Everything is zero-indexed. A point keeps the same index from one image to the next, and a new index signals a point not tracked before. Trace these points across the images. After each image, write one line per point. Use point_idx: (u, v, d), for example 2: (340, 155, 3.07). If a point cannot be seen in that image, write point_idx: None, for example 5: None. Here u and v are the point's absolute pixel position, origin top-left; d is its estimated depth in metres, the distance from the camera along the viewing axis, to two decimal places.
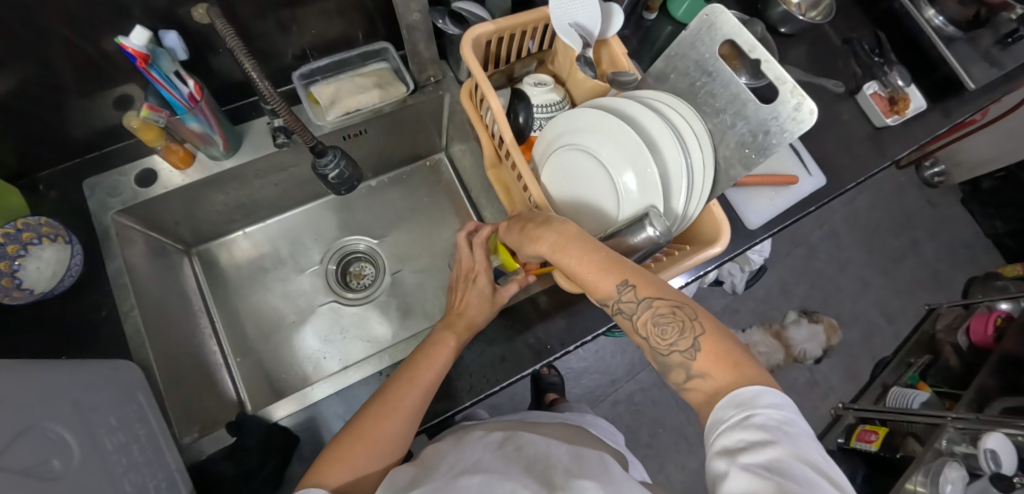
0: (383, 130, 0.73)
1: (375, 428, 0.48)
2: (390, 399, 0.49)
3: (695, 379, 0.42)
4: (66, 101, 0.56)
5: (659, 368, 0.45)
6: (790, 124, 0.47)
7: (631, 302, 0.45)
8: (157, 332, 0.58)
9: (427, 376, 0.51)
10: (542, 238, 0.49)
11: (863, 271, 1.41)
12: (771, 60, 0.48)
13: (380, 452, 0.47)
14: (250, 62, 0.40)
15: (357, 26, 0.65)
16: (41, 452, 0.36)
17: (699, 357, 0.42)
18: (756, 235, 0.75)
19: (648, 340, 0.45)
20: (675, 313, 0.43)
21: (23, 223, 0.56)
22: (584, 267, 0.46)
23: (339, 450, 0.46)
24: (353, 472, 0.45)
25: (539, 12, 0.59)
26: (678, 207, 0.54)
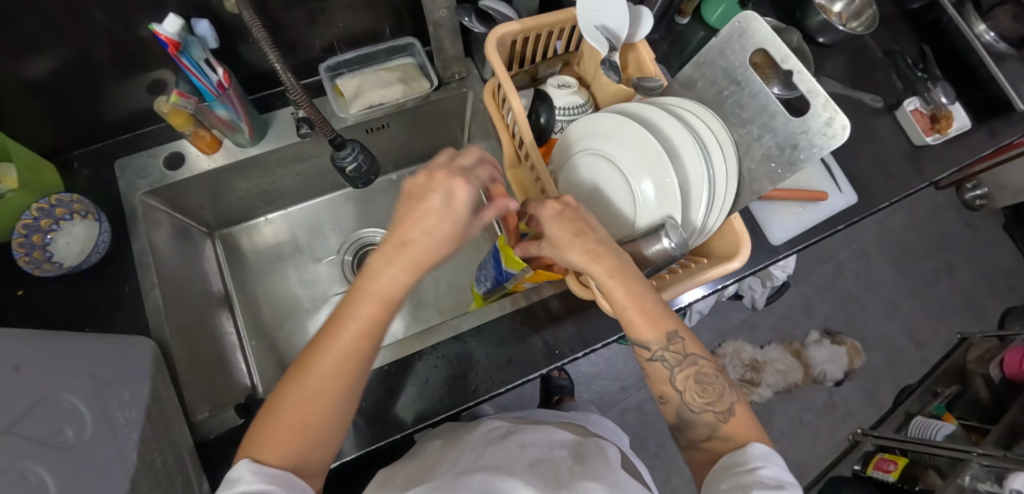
0: (406, 126, 0.73)
1: (308, 410, 0.39)
2: (314, 371, 0.39)
3: (715, 439, 0.45)
4: (101, 83, 0.58)
5: (681, 421, 0.48)
6: (821, 139, 0.45)
7: (677, 355, 0.47)
8: (177, 311, 0.60)
9: (361, 334, 0.40)
10: (602, 257, 0.45)
11: (892, 294, 1.35)
12: (805, 72, 0.46)
13: (324, 433, 0.40)
14: (274, 53, 0.41)
15: (385, 22, 0.66)
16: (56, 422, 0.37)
17: (730, 420, 0.45)
18: (779, 251, 0.73)
19: (680, 394, 0.48)
20: (712, 377, 0.47)
21: (56, 199, 0.58)
22: (633, 303, 0.46)
23: (274, 435, 0.39)
24: (297, 458, 0.39)
25: (566, 13, 0.58)
26: (697, 218, 0.52)
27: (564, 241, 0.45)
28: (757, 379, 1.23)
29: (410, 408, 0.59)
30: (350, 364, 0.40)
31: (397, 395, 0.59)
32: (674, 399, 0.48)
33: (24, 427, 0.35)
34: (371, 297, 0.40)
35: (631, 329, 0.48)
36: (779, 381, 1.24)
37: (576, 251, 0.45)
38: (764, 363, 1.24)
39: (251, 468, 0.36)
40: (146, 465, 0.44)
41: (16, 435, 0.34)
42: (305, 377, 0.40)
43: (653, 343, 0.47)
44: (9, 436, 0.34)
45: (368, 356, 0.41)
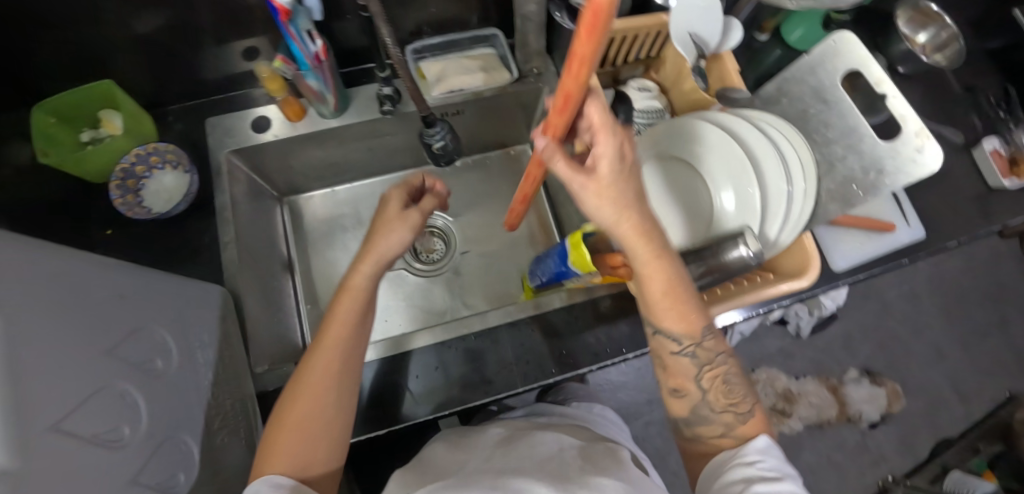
0: (478, 114, 0.75)
1: (302, 406, 0.44)
2: (310, 374, 0.45)
3: (727, 438, 0.45)
4: (205, 42, 0.61)
5: (693, 416, 0.47)
6: (908, 165, 0.46)
7: (707, 352, 0.46)
8: (247, 266, 0.63)
9: (337, 339, 0.46)
10: (651, 239, 0.40)
11: (940, 340, 1.30)
12: (899, 96, 0.47)
13: (319, 432, 0.44)
14: (386, 27, 0.43)
15: (472, 10, 0.68)
16: (147, 353, 0.40)
17: (748, 422, 0.45)
18: (840, 278, 0.71)
19: (702, 392, 0.46)
20: (731, 378, 0.46)
21: (153, 148, 0.61)
22: (666, 299, 0.44)
23: (276, 438, 0.43)
24: (297, 460, 0.42)
25: (656, 18, 0.59)
26: (772, 232, 0.52)
27: (612, 196, 0.36)
28: (789, 410, 1.21)
29: (458, 387, 0.59)
30: (334, 359, 0.45)
31: (445, 373, 0.60)
32: (695, 395, 0.47)
33: (125, 351, 0.38)
34: (348, 299, 0.47)
35: (655, 317, 0.46)
36: (812, 415, 1.22)
37: (628, 223, 0.38)
38: (797, 395, 1.22)
39: (267, 480, 0.39)
40: (217, 405, 0.48)
41: (117, 358, 0.37)
42: (300, 384, 0.45)
43: (685, 339, 0.45)
44: (113, 357, 0.36)
45: (355, 354, 0.47)
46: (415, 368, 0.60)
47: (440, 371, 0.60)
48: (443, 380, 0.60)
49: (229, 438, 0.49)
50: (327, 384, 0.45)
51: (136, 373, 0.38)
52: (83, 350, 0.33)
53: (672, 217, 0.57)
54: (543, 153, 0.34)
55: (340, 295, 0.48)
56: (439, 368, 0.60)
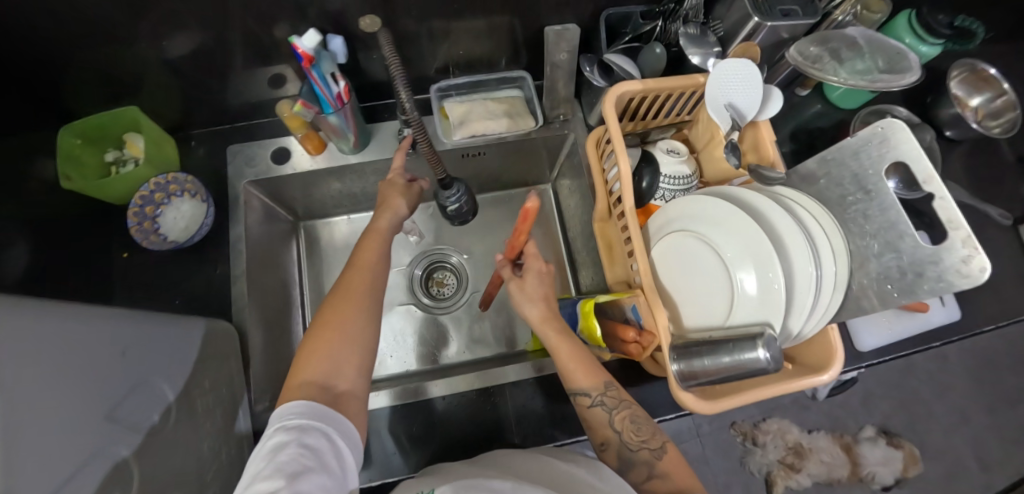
0: (500, 154, 0.74)
1: (334, 314, 0.46)
2: (340, 294, 0.47)
3: (654, 479, 0.50)
4: (231, 72, 0.61)
5: (621, 465, 0.52)
6: (954, 277, 0.41)
7: (613, 400, 0.52)
8: (259, 298, 0.63)
9: (372, 263, 0.51)
10: (550, 322, 0.54)
11: (964, 404, 1.24)
12: (947, 198, 0.41)
13: (353, 337, 0.45)
14: (406, 91, 0.43)
15: (501, 52, 0.66)
16: (146, 407, 0.39)
17: (664, 458, 0.50)
18: (864, 359, 0.67)
19: (619, 435, 0.52)
20: (639, 420, 0.52)
21: (173, 177, 0.62)
22: (572, 363, 0.52)
23: (308, 351, 0.44)
24: (329, 358, 0.43)
25: (691, 80, 0.56)
26: (794, 326, 0.49)
27: (530, 292, 0.56)
28: (797, 466, 1.17)
29: (456, 438, 0.61)
30: (364, 278, 0.49)
31: (450, 425, 0.62)
32: (613, 441, 0.52)
33: (124, 412, 0.37)
34: (369, 249, 0.53)
35: (567, 380, 0.53)
36: (822, 473, 1.18)
37: (534, 310, 0.55)
38: (809, 450, 1.18)
39: (301, 404, 0.39)
40: (213, 456, 0.46)
41: (115, 422, 0.35)
42: (340, 293, 0.48)
43: (592, 390, 0.52)
44: (111, 422, 0.35)
45: (377, 289, 0.50)
46: (416, 417, 0.62)
47: (439, 423, 0.62)
48: (443, 432, 0.61)
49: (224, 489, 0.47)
50: (356, 311, 0.46)
51: (135, 435, 0.37)
52: (77, 422, 0.32)
53: (693, 297, 0.54)
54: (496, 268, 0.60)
55: (364, 244, 0.53)
56: (439, 422, 0.62)
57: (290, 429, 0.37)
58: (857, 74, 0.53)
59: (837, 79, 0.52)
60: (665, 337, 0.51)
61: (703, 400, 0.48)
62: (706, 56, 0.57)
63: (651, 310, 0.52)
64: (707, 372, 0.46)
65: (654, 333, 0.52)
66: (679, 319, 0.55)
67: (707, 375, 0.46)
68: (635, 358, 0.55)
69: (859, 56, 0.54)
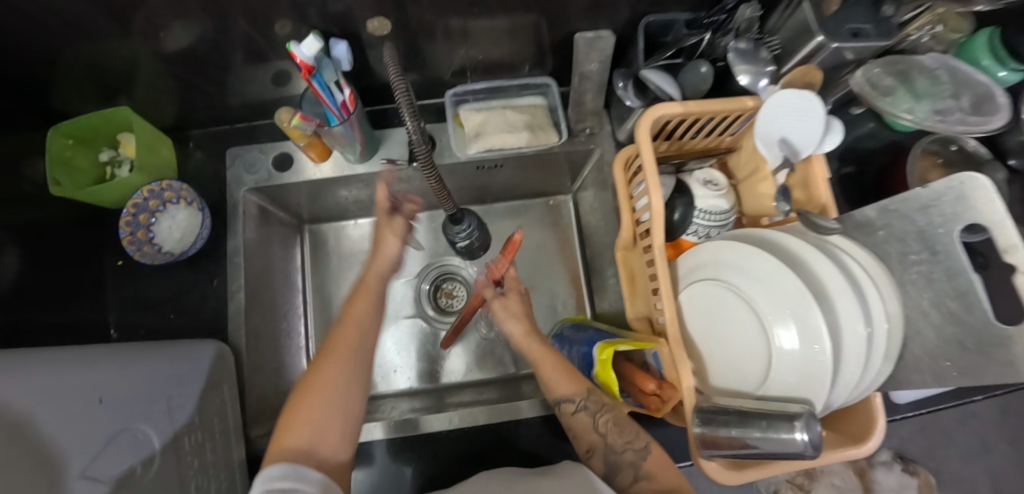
0: (517, 166, 0.69)
1: (318, 376, 0.43)
2: (328, 351, 0.45)
3: (641, 481, 0.44)
4: (228, 74, 0.56)
5: (608, 470, 0.47)
6: None
7: (594, 402, 0.49)
8: (256, 314, 0.61)
9: (361, 316, 0.48)
10: (530, 337, 0.55)
11: (988, 434, 1.14)
12: None
13: (335, 402, 0.42)
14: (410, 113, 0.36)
15: (524, 58, 0.60)
16: (125, 456, 0.37)
17: (650, 458, 0.45)
18: (899, 410, 0.63)
19: (603, 438, 0.48)
20: (620, 419, 0.48)
21: (167, 184, 0.59)
22: (552, 373, 0.51)
23: (290, 414, 0.42)
24: (309, 426, 0.41)
25: (739, 103, 0.49)
26: (835, 398, 0.44)
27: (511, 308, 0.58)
28: (807, 487, 1.06)
29: (457, 474, 0.59)
30: (356, 324, 0.47)
31: (452, 459, 0.59)
32: (599, 445, 0.48)
33: (100, 468, 0.35)
34: (362, 298, 0.49)
35: (547, 390, 0.51)
36: None
37: (513, 325, 0.56)
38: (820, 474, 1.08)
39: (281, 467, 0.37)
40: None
41: (91, 481, 0.33)
42: (323, 351, 0.45)
43: (574, 395, 0.49)
44: (86, 481, 0.33)
45: (369, 333, 0.47)
46: (415, 448, 0.60)
47: (440, 459, 0.59)
48: (446, 468, 0.59)
49: None
50: (342, 370, 0.44)
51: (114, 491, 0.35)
52: None
53: (721, 353, 0.49)
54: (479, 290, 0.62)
55: (353, 295, 0.50)
56: (444, 457, 0.59)
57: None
58: (935, 114, 0.46)
59: (911, 119, 0.46)
60: (688, 395, 0.46)
61: (728, 470, 0.45)
62: (757, 77, 0.49)
63: (674, 363, 0.47)
64: (733, 442, 0.42)
65: (675, 388, 0.48)
66: (704, 374, 0.51)
67: (732, 446, 0.42)
68: (654, 413, 0.50)
69: (937, 94, 0.48)
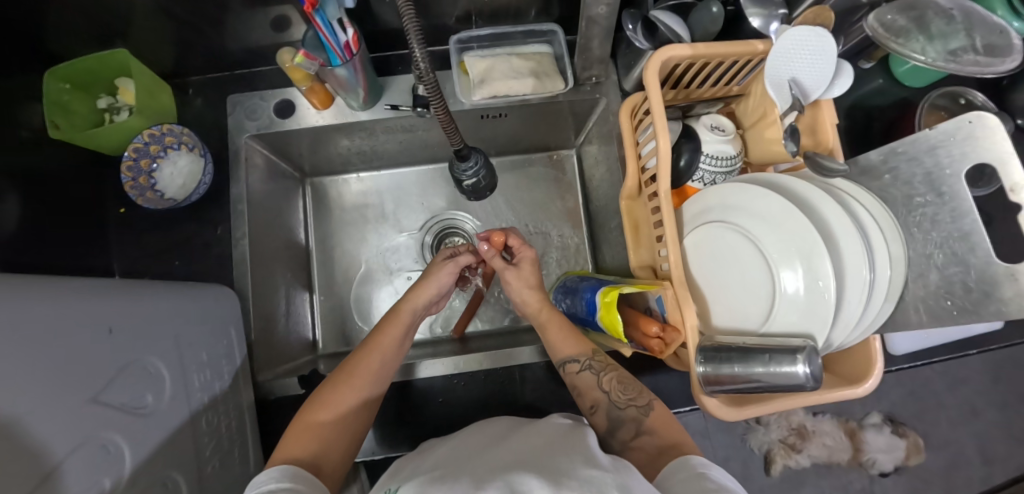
0: (522, 117, 0.68)
1: (339, 393, 0.46)
2: (352, 368, 0.48)
3: (643, 435, 0.45)
4: (225, 17, 0.54)
5: (611, 424, 0.47)
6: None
7: (601, 363, 0.51)
8: (260, 261, 0.61)
9: (389, 346, 0.51)
10: (542, 306, 0.56)
11: (975, 398, 1.16)
12: None
13: (346, 421, 0.46)
14: (409, 14, 0.35)
15: (531, 3, 0.58)
16: (138, 388, 0.38)
17: (651, 415, 0.46)
18: (893, 363, 0.63)
19: (607, 395, 0.49)
20: (626, 382, 0.49)
21: (168, 129, 0.58)
22: (561, 335, 0.54)
23: (305, 420, 0.44)
24: (320, 438, 0.43)
25: (749, 47, 0.49)
26: (836, 337, 0.45)
27: (523, 282, 0.57)
28: (799, 446, 1.10)
29: (463, 418, 0.61)
30: (375, 357, 0.50)
31: (457, 404, 0.61)
32: (602, 402, 0.49)
33: (112, 394, 0.35)
34: (392, 326, 0.52)
35: (554, 350, 0.54)
36: (822, 455, 1.11)
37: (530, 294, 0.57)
38: (812, 433, 1.10)
39: (282, 470, 0.38)
40: (212, 430, 0.45)
41: (105, 405, 0.34)
42: (344, 371, 0.48)
43: (580, 355, 0.52)
44: (97, 404, 0.33)
45: (384, 366, 0.50)
46: (418, 394, 0.61)
47: (445, 401, 0.61)
48: (449, 411, 0.61)
49: (225, 463, 0.46)
50: (347, 407, 0.46)
51: (129, 417, 0.35)
52: (60, 414, 0.30)
53: (727, 299, 0.49)
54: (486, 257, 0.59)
55: (383, 324, 0.53)
56: (445, 401, 0.61)
57: (264, 492, 0.36)
58: (947, 55, 0.44)
59: (923, 59, 0.44)
60: (692, 336, 0.48)
61: (727, 406, 0.46)
62: (769, 20, 0.48)
63: (679, 305, 0.48)
64: (735, 379, 0.42)
65: (678, 330, 0.48)
66: (707, 316, 0.52)
67: (734, 383, 0.43)
68: (657, 355, 0.50)
69: (952, 32, 0.45)
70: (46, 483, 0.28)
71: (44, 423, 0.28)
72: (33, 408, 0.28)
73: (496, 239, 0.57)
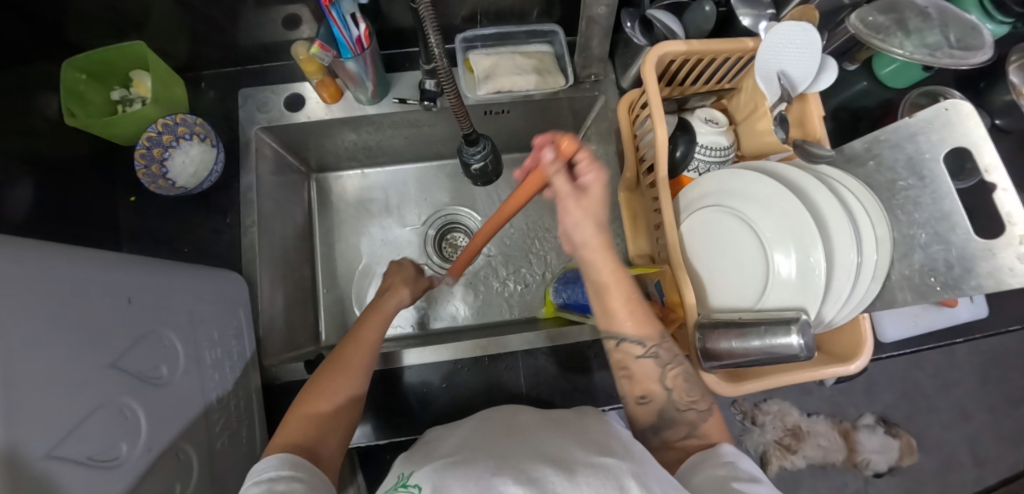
0: (524, 114, 0.71)
1: (332, 383, 0.46)
2: (340, 359, 0.48)
3: (692, 439, 0.45)
4: (241, 12, 0.56)
5: (660, 422, 0.47)
6: (1005, 276, 0.40)
7: (671, 354, 0.46)
8: (268, 249, 0.62)
9: (372, 341, 0.51)
10: (607, 262, 0.44)
11: (965, 400, 1.18)
12: (1009, 190, 0.40)
13: (339, 411, 0.45)
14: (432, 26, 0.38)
15: (534, 4, 0.61)
16: (154, 358, 0.38)
17: (709, 421, 0.46)
18: (883, 350, 0.64)
19: (667, 392, 0.46)
20: (687, 383, 0.46)
21: (181, 118, 0.60)
22: (626, 304, 0.45)
23: (299, 412, 0.44)
24: (316, 428, 0.43)
25: (740, 44, 0.52)
26: (829, 314, 0.46)
27: (578, 215, 0.42)
28: (794, 447, 1.11)
29: (465, 405, 0.62)
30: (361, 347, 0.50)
31: (459, 391, 0.62)
32: (660, 397, 0.46)
33: (130, 360, 0.36)
34: (375, 319, 0.53)
35: (615, 322, 0.45)
36: (817, 455, 1.12)
37: (595, 237, 0.43)
38: (807, 434, 1.12)
39: (278, 460, 0.38)
40: (222, 407, 0.46)
41: (124, 370, 0.35)
42: (336, 362, 0.48)
43: (646, 340, 0.45)
44: (116, 370, 0.34)
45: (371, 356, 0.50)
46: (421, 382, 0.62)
47: (448, 387, 0.62)
48: (451, 398, 0.62)
49: (233, 441, 0.47)
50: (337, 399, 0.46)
51: (145, 384, 0.36)
52: (86, 372, 0.31)
53: (723, 278, 0.51)
54: (539, 168, 0.40)
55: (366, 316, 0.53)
56: (447, 388, 0.62)
57: (264, 481, 0.36)
58: (924, 48, 0.47)
59: (901, 52, 0.47)
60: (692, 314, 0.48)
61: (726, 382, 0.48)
62: (758, 19, 0.52)
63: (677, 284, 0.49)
64: (735, 354, 0.44)
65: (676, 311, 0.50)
66: (703, 299, 0.53)
67: (733, 357, 0.44)
68: None
69: (929, 28, 0.49)
70: (71, 437, 0.28)
71: (71, 378, 0.29)
72: (61, 362, 0.29)
73: (565, 145, 0.38)
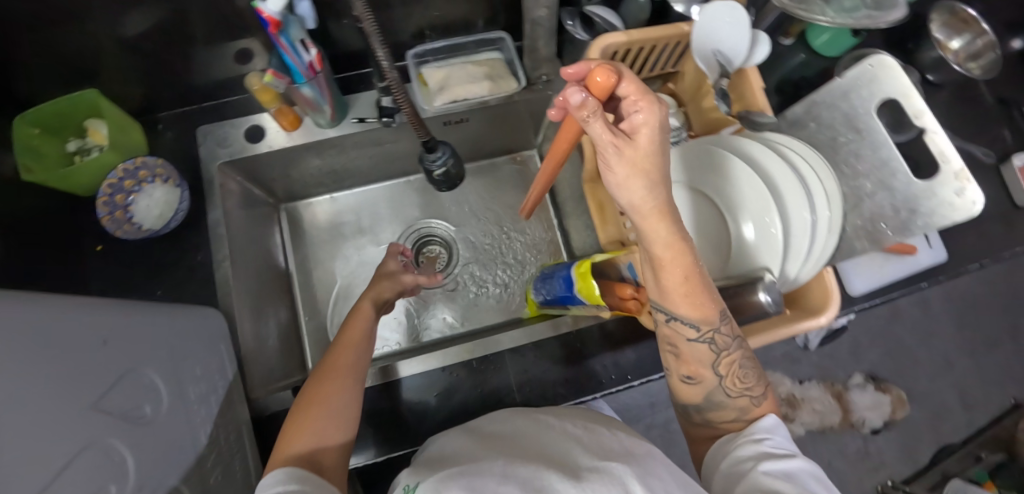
0: (484, 121, 0.73)
1: (324, 387, 0.45)
2: (329, 364, 0.47)
3: (739, 423, 0.45)
4: (191, 50, 0.57)
5: (706, 402, 0.46)
6: (943, 210, 0.42)
7: (727, 337, 0.44)
8: (243, 281, 0.62)
9: (360, 337, 0.51)
10: (661, 229, 0.39)
11: (946, 348, 1.22)
12: (938, 133, 0.42)
13: (337, 411, 0.44)
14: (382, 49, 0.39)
15: (479, 14, 0.64)
16: (135, 398, 0.38)
17: (761, 406, 0.45)
18: (856, 302, 0.67)
19: (719, 378, 0.45)
20: (740, 367, 0.45)
21: (142, 161, 0.60)
22: (684, 284, 0.41)
23: (298, 419, 0.43)
24: (316, 435, 0.42)
25: (677, 29, 0.54)
26: (793, 270, 0.48)
27: (629, 174, 0.36)
28: (791, 415, 1.13)
29: (460, 411, 0.62)
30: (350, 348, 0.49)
31: (452, 398, 0.62)
32: (709, 382, 0.45)
33: (112, 400, 0.35)
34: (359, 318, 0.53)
35: (670, 301, 0.43)
36: (815, 420, 1.14)
37: (648, 198, 0.37)
38: (801, 400, 1.14)
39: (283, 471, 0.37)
40: (212, 443, 0.45)
41: (107, 410, 0.34)
42: (326, 369, 0.47)
43: (702, 325, 0.43)
44: (98, 411, 0.33)
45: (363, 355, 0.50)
46: (413, 394, 0.62)
47: (440, 396, 0.62)
48: (446, 407, 0.62)
49: (227, 476, 0.46)
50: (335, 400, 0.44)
51: (130, 423, 0.36)
52: (68, 414, 0.30)
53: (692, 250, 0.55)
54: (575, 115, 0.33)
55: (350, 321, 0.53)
56: (439, 397, 0.62)
57: None
58: (844, 13, 0.51)
59: (827, 19, 0.50)
60: None
61: None
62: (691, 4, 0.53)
63: None
64: None
65: None
66: None
67: None
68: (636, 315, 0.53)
69: None
70: (60, 477, 0.28)
71: (54, 419, 0.29)
72: (42, 404, 0.29)
73: (597, 80, 0.34)
